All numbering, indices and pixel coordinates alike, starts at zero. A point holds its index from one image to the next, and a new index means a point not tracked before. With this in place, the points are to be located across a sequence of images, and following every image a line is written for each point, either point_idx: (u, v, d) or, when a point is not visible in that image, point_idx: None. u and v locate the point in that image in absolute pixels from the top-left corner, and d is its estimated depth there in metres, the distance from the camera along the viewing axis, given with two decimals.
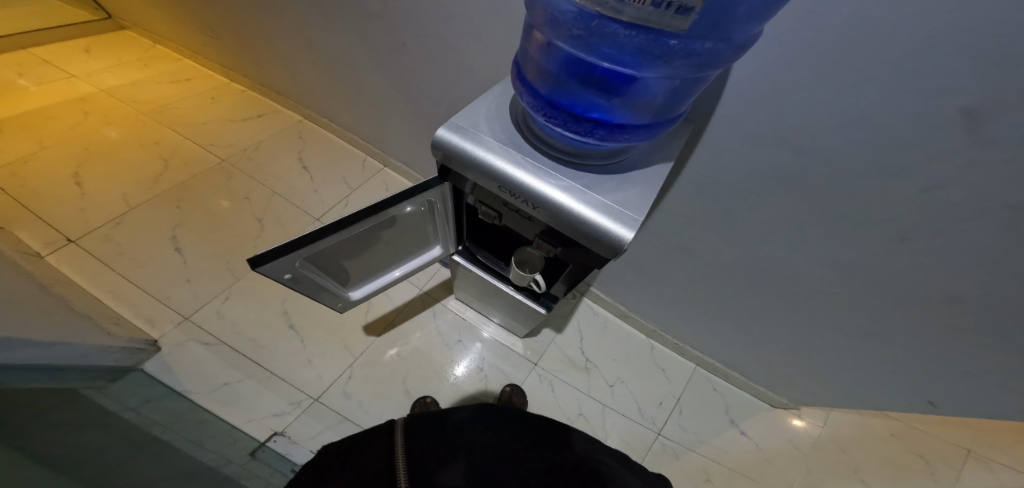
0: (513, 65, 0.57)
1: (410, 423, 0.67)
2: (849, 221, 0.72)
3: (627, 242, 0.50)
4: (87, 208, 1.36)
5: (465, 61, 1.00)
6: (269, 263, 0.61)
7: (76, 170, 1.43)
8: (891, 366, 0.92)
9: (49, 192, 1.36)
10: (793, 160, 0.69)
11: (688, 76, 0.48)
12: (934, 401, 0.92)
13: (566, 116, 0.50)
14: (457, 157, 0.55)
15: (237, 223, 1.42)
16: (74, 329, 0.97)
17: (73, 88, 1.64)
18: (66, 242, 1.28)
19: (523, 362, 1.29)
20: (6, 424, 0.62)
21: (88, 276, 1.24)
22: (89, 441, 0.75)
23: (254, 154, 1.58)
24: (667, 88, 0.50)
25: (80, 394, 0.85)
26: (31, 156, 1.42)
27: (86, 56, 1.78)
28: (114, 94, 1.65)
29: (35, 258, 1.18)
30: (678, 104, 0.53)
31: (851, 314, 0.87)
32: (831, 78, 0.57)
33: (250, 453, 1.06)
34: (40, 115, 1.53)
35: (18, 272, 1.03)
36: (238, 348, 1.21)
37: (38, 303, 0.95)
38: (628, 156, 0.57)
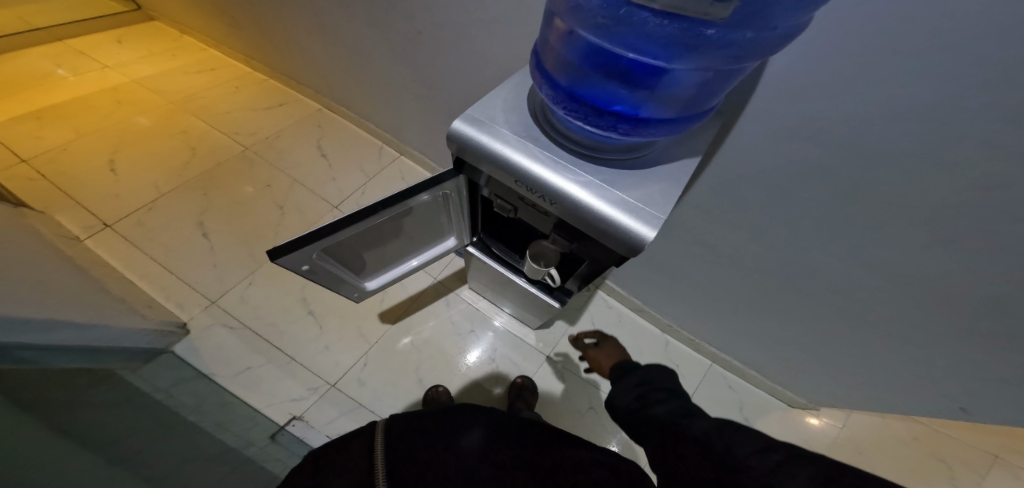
0: (532, 54, 0.55)
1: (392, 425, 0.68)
2: (885, 219, 0.68)
3: (649, 241, 0.48)
4: (122, 194, 1.40)
5: (483, 50, 0.99)
6: (288, 255, 0.62)
7: (111, 157, 1.47)
8: (922, 370, 0.88)
9: (86, 179, 1.41)
10: (832, 153, 0.65)
11: (722, 68, 0.46)
12: (965, 408, 0.88)
13: (587, 110, 0.49)
14: (472, 150, 0.54)
15: (259, 210, 1.45)
16: (110, 311, 1.01)
17: (107, 79, 1.69)
18: (103, 227, 1.33)
19: (535, 354, 1.29)
20: (43, 403, 0.66)
21: (123, 259, 1.29)
22: (118, 421, 0.78)
23: (275, 142, 1.61)
24: (698, 80, 0.47)
25: (115, 373, 0.92)
26: (69, 144, 1.47)
27: (118, 47, 1.82)
28: (145, 84, 1.69)
29: (74, 242, 1.24)
30: (707, 96, 0.50)
31: (880, 314, 0.83)
32: (880, 65, 0.53)
33: (271, 436, 1.09)
34: (76, 105, 1.58)
35: (59, 255, 1.08)
36: (260, 333, 1.24)
37: (79, 286, 1.00)
38: (651, 150, 0.55)
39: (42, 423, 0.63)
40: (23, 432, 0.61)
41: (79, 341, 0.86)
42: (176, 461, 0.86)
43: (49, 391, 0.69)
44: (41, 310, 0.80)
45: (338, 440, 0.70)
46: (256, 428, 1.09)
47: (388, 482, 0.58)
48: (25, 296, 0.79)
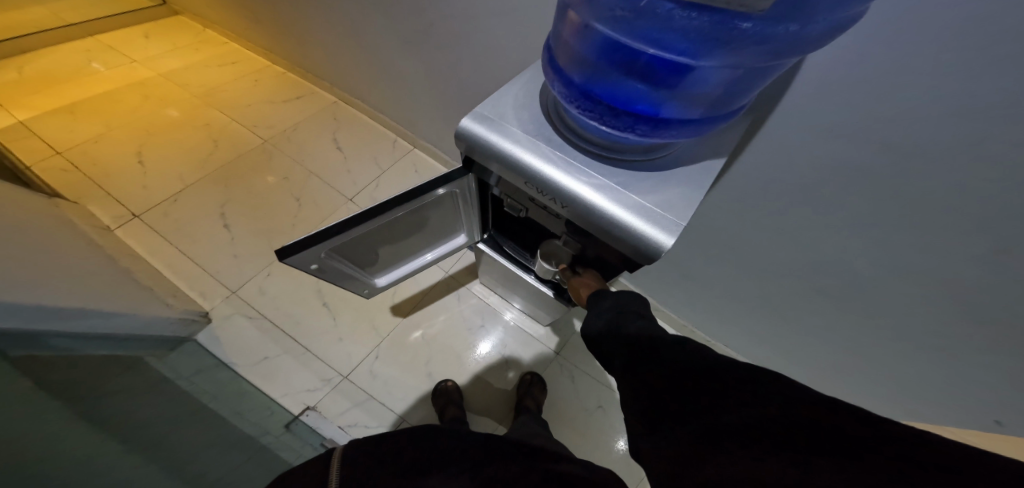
0: (545, 48, 0.52)
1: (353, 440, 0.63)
2: (928, 224, 0.63)
3: (667, 248, 0.46)
4: (149, 185, 1.43)
5: (498, 43, 0.96)
6: (298, 254, 0.61)
7: (139, 149, 1.50)
8: (958, 381, 0.83)
9: (115, 170, 1.44)
10: (870, 154, 0.61)
11: (755, 65, 0.43)
12: (1004, 424, 0.83)
13: (603, 109, 0.47)
14: (480, 149, 0.53)
15: (277, 201, 1.46)
16: (138, 300, 1.04)
17: (135, 73, 1.72)
18: (132, 218, 1.36)
19: (545, 351, 1.28)
20: (74, 393, 0.68)
21: (151, 249, 1.32)
22: (146, 409, 0.81)
23: (292, 135, 1.61)
24: (727, 78, 0.44)
25: (142, 361, 0.94)
26: (100, 137, 1.51)
27: (145, 41, 1.85)
28: (171, 78, 1.72)
29: (104, 232, 1.27)
30: (735, 95, 0.47)
31: (915, 323, 0.79)
32: (931, 62, 0.48)
33: (285, 425, 1.11)
34: (107, 99, 1.62)
35: (91, 246, 1.11)
36: (278, 323, 1.25)
37: (108, 276, 1.02)
38: (671, 151, 0.53)
39: (72, 412, 0.65)
40: (48, 420, 0.61)
41: (107, 328, 0.89)
42: (205, 442, 0.90)
43: (81, 380, 0.72)
44: (71, 301, 0.82)
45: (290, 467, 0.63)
46: (272, 418, 1.11)
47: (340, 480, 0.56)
48: (55, 287, 0.81)
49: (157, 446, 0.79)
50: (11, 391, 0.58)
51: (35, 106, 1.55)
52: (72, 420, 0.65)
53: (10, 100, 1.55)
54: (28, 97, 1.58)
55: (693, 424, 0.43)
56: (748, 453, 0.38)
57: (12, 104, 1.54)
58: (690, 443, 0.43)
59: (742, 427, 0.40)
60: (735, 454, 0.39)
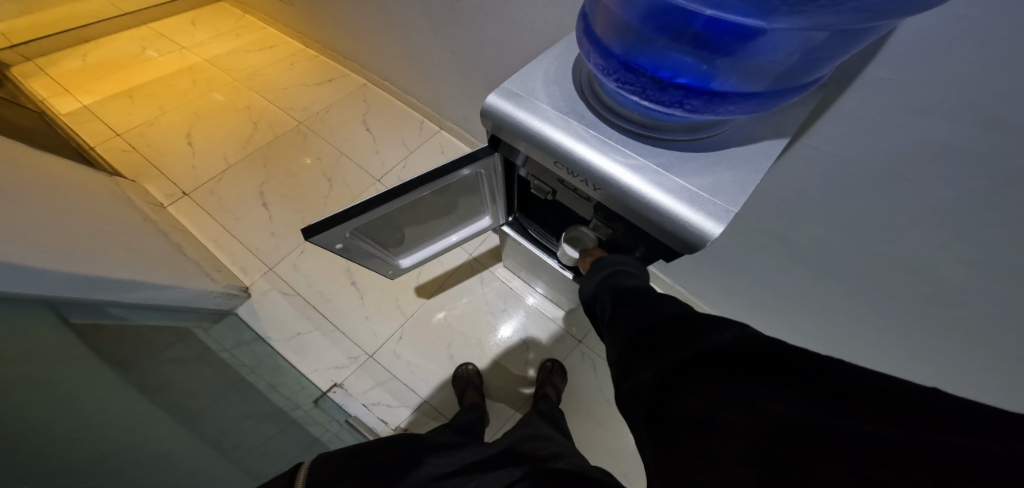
0: (581, 17, 0.49)
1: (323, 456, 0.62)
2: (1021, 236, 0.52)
3: (713, 236, 0.42)
4: (198, 164, 1.48)
5: (529, 19, 0.90)
6: (322, 233, 0.61)
7: (187, 131, 1.55)
8: None
9: (167, 150, 1.50)
10: None
11: (839, 30, 0.38)
12: None
13: (647, 82, 0.43)
14: (508, 128, 0.50)
15: (310, 182, 1.48)
16: (186, 274, 1.08)
17: (184, 59, 1.76)
18: (182, 195, 1.42)
19: (567, 339, 1.26)
20: (125, 362, 0.73)
21: (198, 226, 1.37)
22: (187, 380, 0.85)
23: (325, 117, 1.63)
24: (799, 46, 0.40)
25: (191, 334, 1.01)
26: (154, 120, 1.57)
27: (192, 28, 1.88)
28: (215, 63, 1.75)
29: (157, 209, 1.33)
30: (802, 67, 0.42)
31: (987, 344, 0.68)
32: None
33: (314, 401, 1.15)
34: (159, 84, 1.67)
35: (146, 221, 1.16)
36: (311, 300, 1.29)
37: (159, 250, 1.07)
38: (721, 130, 0.48)
39: (122, 380, 0.70)
40: (106, 384, 0.67)
41: (161, 300, 0.94)
42: (238, 415, 0.94)
43: (132, 352, 0.77)
44: (129, 273, 0.86)
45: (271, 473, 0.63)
46: (302, 393, 1.15)
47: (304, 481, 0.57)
48: (114, 260, 0.85)
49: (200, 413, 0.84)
50: (69, 358, 0.63)
51: (98, 91, 1.63)
52: (121, 386, 0.69)
53: (74, 86, 1.64)
54: (92, 83, 1.66)
55: (665, 387, 0.40)
56: (703, 386, 0.37)
57: (77, 90, 1.63)
58: (651, 389, 0.41)
59: (699, 362, 0.39)
60: (690, 388, 0.38)
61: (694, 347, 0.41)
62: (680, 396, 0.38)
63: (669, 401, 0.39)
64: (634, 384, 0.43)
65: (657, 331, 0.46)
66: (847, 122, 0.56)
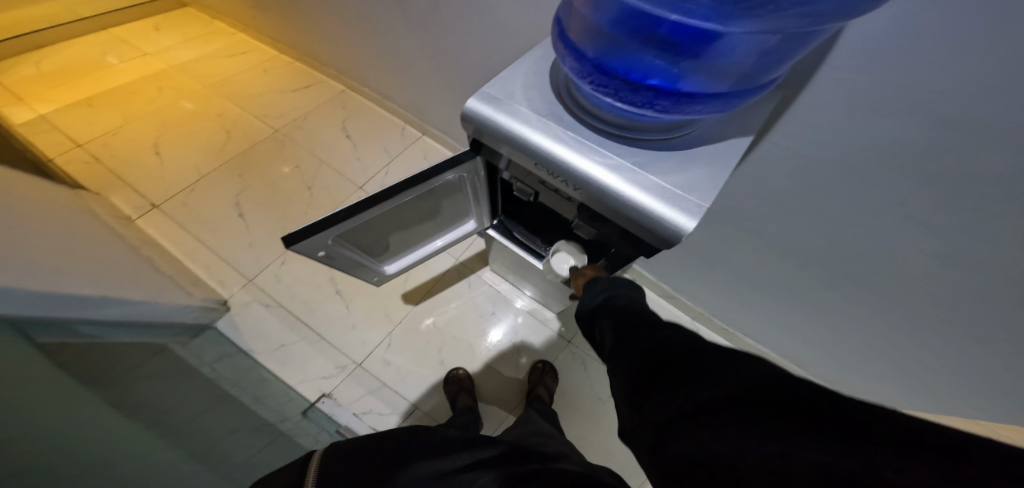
0: (556, 23, 0.50)
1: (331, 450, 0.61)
2: (980, 212, 0.56)
3: (688, 230, 0.44)
4: (167, 175, 1.44)
5: (507, 25, 0.92)
6: (304, 241, 0.60)
7: (155, 140, 1.51)
8: (992, 376, 0.78)
9: (132, 161, 1.46)
10: None
11: (793, 31, 0.40)
12: None
13: (620, 84, 0.44)
14: (489, 131, 0.51)
15: (290, 190, 1.46)
16: (158, 288, 1.05)
17: (149, 66, 1.72)
18: (151, 207, 1.38)
19: (556, 340, 1.27)
20: (104, 379, 0.71)
21: (170, 238, 1.33)
22: (169, 395, 0.84)
23: (303, 124, 1.61)
24: (758, 47, 0.42)
25: (167, 347, 1.00)
26: (118, 129, 1.52)
27: (157, 34, 1.84)
28: (183, 69, 1.71)
29: (124, 222, 1.29)
30: (764, 68, 0.45)
31: None
32: None
33: (302, 413, 1.12)
34: (123, 91, 1.63)
35: (114, 236, 1.13)
36: (294, 311, 1.26)
37: (130, 265, 1.04)
38: (692, 130, 0.50)
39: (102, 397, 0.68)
40: (84, 403, 0.65)
41: (135, 316, 0.92)
42: (224, 431, 0.92)
43: (109, 369, 0.75)
44: (98, 289, 0.84)
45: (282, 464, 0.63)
46: (290, 405, 1.13)
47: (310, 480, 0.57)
48: (84, 277, 0.83)
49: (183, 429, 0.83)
50: (45, 380, 0.61)
51: (55, 99, 1.57)
52: (101, 405, 0.68)
53: (29, 94, 1.58)
54: (48, 90, 1.60)
55: (667, 436, 0.38)
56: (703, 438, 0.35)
57: (32, 98, 1.57)
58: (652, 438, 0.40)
59: (698, 409, 0.37)
60: (692, 439, 0.36)
61: (692, 391, 0.38)
62: (681, 448, 0.36)
63: (670, 450, 0.37)
64: (635, 428, 0.42)
65: (649, 367, 0.44)
66: (817, 116, 0.60)
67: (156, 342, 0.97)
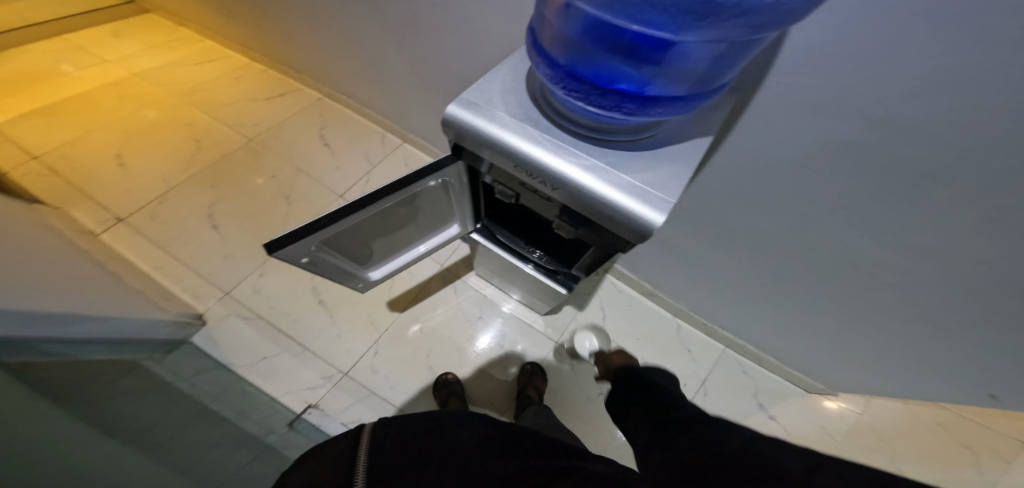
0: (529, 32, 0.52)
1: (380, 430, 0.56)
2: (923, 196, 0.62)
3: (659, 225, 0.46)
4: (133, 188, 1.41)
5: (484, 32, 0.94)
6: (286, 247, 0.60)
7: (119, 152, 1.47)
8: (951, 357, 0.84)
9: (94, 173, 1.42)
10: (866, 132, 0.59)
11: (738, 38, 0.43)
12: (998, 398, 0.84)
13: (589, 89, 0.47)
14: (469, 136, 0.53)
15: (267, 201, 1.44)
16: (129, 305, 1.02)
17: (109, 74, 1.68)
18: (117, 221, 1.34)
19: (543, 341, 1.28)
20: (74, 399, 0.70)
21: (139, 253, 1.30)
22: (145, 412, 0.82)
23: (278, 132, 1.59)
24: (711, 53, 0.45)
25: (140, 365, 0.98)
26: (78, 140, 1.48)
27: (116, 40, 1.80)
28: (146, 77, 1.68)
29: (89, 237, 1.24)
30: (720, 72, 0.48)
31: None
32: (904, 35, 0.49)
33: (289, 424, 1.11)
34: (82, 100, 1.58)
35: (79, 252, 1.09)
36: (275, 323, 1.25)
37: (98, 281, 1.01)
38: (660, 130, 0.53)
39: (73, 416, 0.67)
40: (54, 423, 0.63)
41: (108, 333, 0.90)
42: (206, 447, 0.90)
43: (79, 387, 0.73)
44: (65, 306, 0.81)
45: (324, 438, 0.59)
46: (275, 417, 1.12)
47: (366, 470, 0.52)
48: (49, 294, 0.80)
49: (159, 446, 0.81)
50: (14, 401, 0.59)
51: (8, 109, 1.51)
52: (73, 425, 0.66)
53: None
54: None
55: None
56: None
57: None
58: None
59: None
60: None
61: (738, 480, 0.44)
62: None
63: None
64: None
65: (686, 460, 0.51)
66: (777, 112, 0.65)
67: (128, 359, 0.95)
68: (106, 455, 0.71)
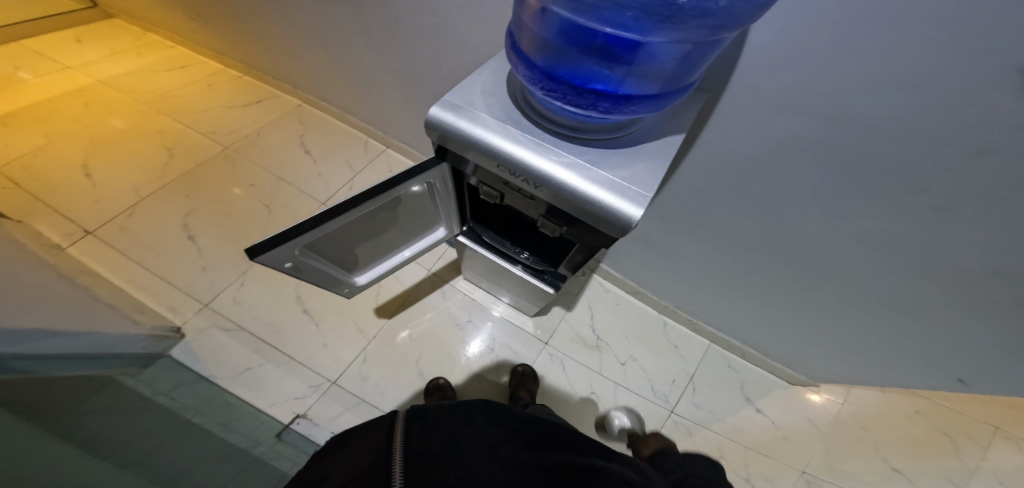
0: (507, 36, 0.54)
1: (412, 422, 0.61)
2: (878, 188, 0.66)
3: (637, 219, 0.48)
4: (102, 199, 1.36)
5: (464, 36, 0.96)
6: (268, 252, 0.60)
7: (85, 162, 1.43)
8: (922, 344, 0.88)
9: (60, 184, 1.37)
10: (831, 128, 0.63)
11: (702, 39, 0.45)
12: (966, 382, 0.88)
13: (566, 89, 0.48)
14: (452, 137, 0.53)
15: (246, 210, 1.42)
16: (102, 318, 0.99)
17: (72, 81, 1.63)
18: (84, 234, 1.30)
19: (534, 342, 1.29)
20: (50, 415, 0.67)
21: (110, 266, 1.26)
22: (126, 426, 0.80)
23: (256, 140, 1.57)
24: (678, 53, 0.47)
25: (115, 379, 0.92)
26: (40, 150, 1.42)
27: (79, 46, 1.75)
28: (112, 84, 1.63)
29: (56, 250, 1.20)
30: (689, 71, 0.50)
31: None
32: (859, 34, 0.52)
33: (277, 435, 1.09)
34: (44, 108, 1.53)
35: (47, 265, 1.05)
36: (258, 333, 1.22)
37: (69, 295, 0.97)
38: (636, 128, 0.55)
39: (48, 432, 0.65)
40: (23, 442, 0.61)
41: (84, 347, 0.87)
42: (192, 460, 0.88)
43: (55, 402, 0.71)
44: (36, 320, 0.79)
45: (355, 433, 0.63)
46: (263, 428, 1.09)
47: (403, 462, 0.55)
48: (19, 308, 0.78)
49: (141, 461, 0.79)
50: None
51: None
52: (49, 442, 0.64)
53: None
54: None
55: None
56: None
57: None
58: None
59: None
60: None
61: None
62: None
63: None
64: None
65: None
66: (748, 110, 0.68)
67: (110, 371, 0.92)
68: (85, 470, 0.69)
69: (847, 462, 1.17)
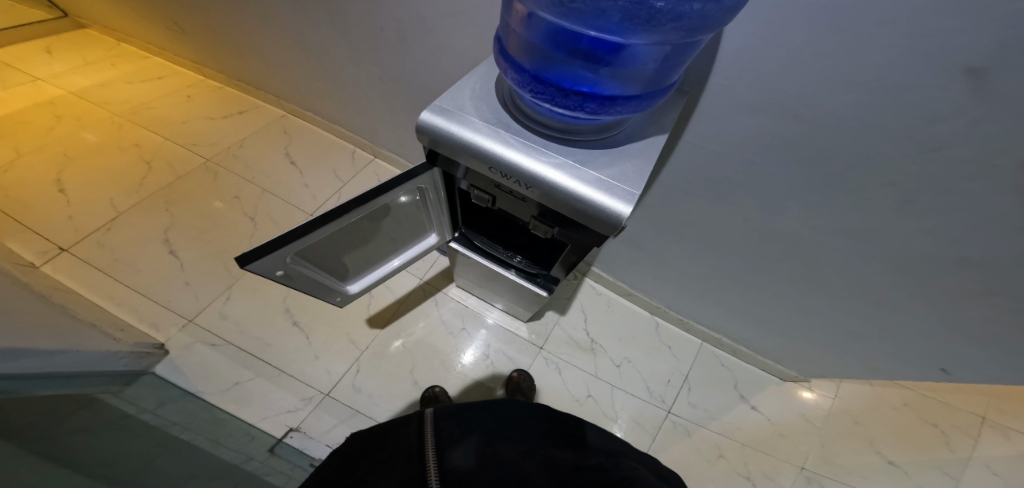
0: (496, 41, 0.55)
1: (440, 421, 0.62)
2: (851, 184, 0.69)
3: (626, 216, 0.49)
4: (77, 215, 1.33)
5: (449, 44, 0.96)
6: (259, 261, 0.59)
7: (58, 177, 1.39)
8: (905, 337, 0.90)
9: (32, 201, 1.33)
10: (805, 128, 0.65)
11: (679, 41, 0.47)
12: (949, 372, 0.91)
13: (554, 91, 0.49)
14: (443, 141, 0.54)
15: (230, 223, 1.40)
16: (81, 336, 0.96)
17: (41, 92, 1.59)
18: (59, 251, 1.26)
19: (530, 347, 1.29)
20: (29, 436, 0.65)
21: (87, 283, 1.22)
22: (109, 444, 0.78)
23: (239, 151, 1.55)
24: (658, 55, 0.48)
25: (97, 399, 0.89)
26: (9, 165, 1.38)
27: (49, 57, 1.71)
28: (85, 96, 1.60)
29: (31, 268, 1.16)
30: (669, 73, 0.51)
31: None
32: (824, 39, 0.55)
33: (270, 449, 1.07)
34: (13, 122, 1.49)
35: (21, 283, 1.02)
36: (247, 348, 1.20)
37: (45, 313, 0.94)
38: (621, 129, 0.56)
39: (27, 456, 0.62)
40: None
41: (65, 364, 0.84)
42: (179, 478, 0.86)
43: (36, 422, 0.68)
44: (13, 337, 0.76)
45: (385, 429, 0.65)
46: (255, 443, 1.07)
47: (435, 458, 0.56)
48: None
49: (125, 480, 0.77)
50: None
51: None
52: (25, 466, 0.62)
53: None
54: None
55: None
56: None
57: None
58: None
59: None
60: None
61: None
62: None
63: None
64: None
65: None
66: (726, 112, 0.70)
67: (93, 389, 0.89)
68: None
69: (845, 456, 1.19)
